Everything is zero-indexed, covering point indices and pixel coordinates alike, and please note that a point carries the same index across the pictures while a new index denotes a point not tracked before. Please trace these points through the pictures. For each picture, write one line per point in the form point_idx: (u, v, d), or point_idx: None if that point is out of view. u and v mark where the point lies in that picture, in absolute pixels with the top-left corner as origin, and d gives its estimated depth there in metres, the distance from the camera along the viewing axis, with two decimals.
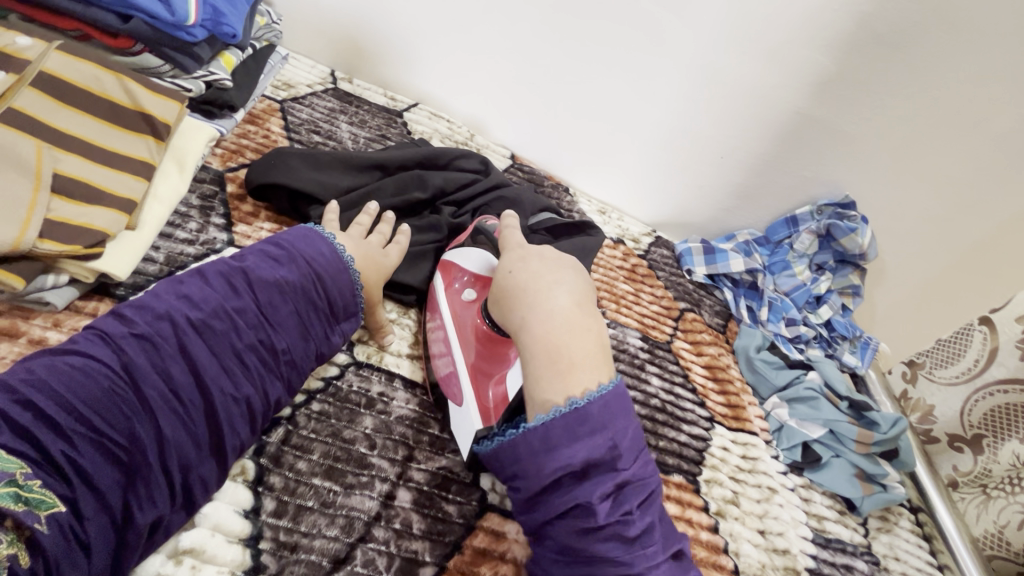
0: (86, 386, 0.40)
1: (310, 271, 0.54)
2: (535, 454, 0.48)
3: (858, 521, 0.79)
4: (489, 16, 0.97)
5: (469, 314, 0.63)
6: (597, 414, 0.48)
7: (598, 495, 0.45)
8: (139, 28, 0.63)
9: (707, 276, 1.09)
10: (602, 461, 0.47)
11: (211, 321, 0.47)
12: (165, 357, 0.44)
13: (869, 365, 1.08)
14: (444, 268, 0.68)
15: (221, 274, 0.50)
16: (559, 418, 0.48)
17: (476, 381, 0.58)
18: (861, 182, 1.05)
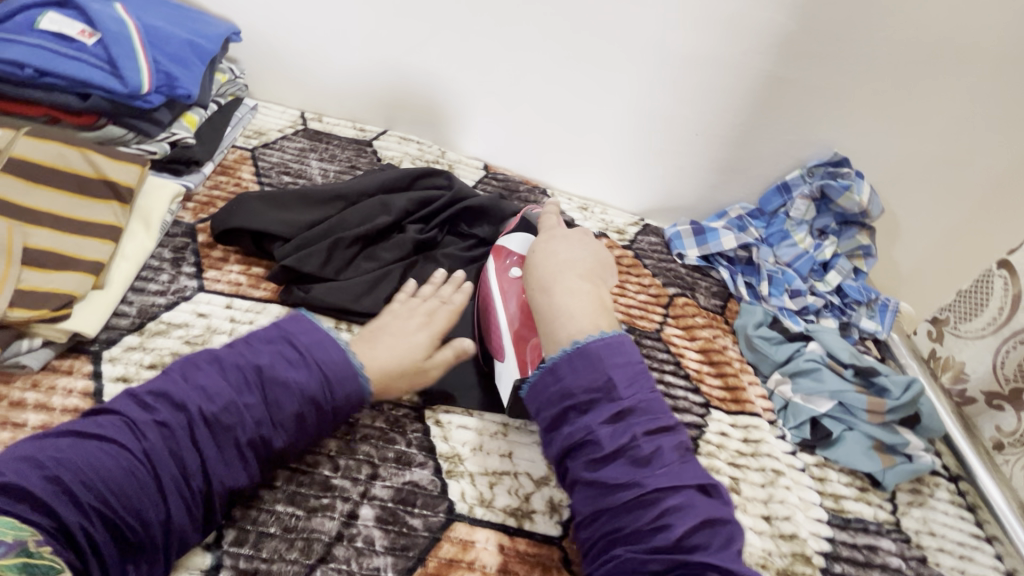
0: (99, 470, 0.43)
1: (322, 374, 0.53)
2: (552, 391, 0.56)
3: (884, 497, 0.73)
4: (439, 34, 0.99)
5: (515, 288, 0.71)
6: (596, 349, 0.56)
7: (599, 423, 0.52)
8: (99, 103, 0.69)
9: (700, 258, 1.05)
10: (602, 396, 0.54)
11: (223, 416, 0.48)
12: (178, 446, 0.46)
13: (890, 328, 1.01)
14: (494, 250, 0.76)
15: (237, 367, 0.51)
16: (564, 359, 0.56)
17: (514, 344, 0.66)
18: (850, 137, 1.00)
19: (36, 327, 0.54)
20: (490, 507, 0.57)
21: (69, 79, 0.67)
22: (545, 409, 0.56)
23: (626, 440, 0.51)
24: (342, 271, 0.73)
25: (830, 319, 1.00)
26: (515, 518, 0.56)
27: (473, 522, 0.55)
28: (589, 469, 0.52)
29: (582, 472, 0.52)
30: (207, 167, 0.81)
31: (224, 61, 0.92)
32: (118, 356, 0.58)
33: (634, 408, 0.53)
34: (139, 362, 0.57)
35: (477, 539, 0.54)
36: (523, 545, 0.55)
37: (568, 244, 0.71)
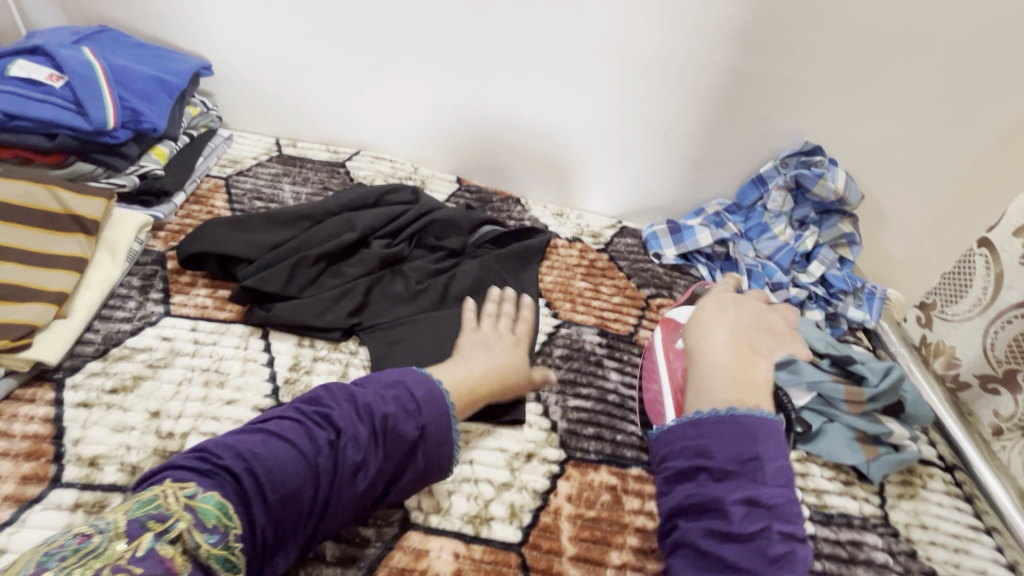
0: (285, 473, 0.46)
1: (448, 432, 0.55)
2: (696, 445, 0.53)
3: (871, 491, 0.70)
4: (402, 54, 1.00)
5: (680, 360, 0.72)
6: (748, 425, 0.52)
7: (733, 499, 0.49)
8: (65, 142, 0.72)
9: (678, 256, 1.04)
10: (742, 475, 0.50)
11: (365, 463, 0.50)
12: (330, 480, 0.49)
13: (879, 316, 0.99)
14: (663, 324, 0.79)
15: (379, 416, 0.52)
16: (712, 420, 0.54)
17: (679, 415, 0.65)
18: (821, 125, 0.98)
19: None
20: (447, 516, 0.56)
21: (38, 121, 0.71)
22: (675, 460, 0.54)
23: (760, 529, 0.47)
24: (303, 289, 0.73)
25: (815, 311, 0.98)
26: (473, 525, 0.56)
27: (427, 531, 0.55)
28: (708, 539, 0.48)
29: (697, 538, 0.48)
30: (178, 198, 0.83)
31: (196, 94, 0.95)
32: (81, 382, 0.59)
33: (775, 498, 0.49)
34: (101, 388, 0.59)
35: (431, 548, 0.54)
36: (479, 552, 0.54)
37: (725, 304, 0.74)
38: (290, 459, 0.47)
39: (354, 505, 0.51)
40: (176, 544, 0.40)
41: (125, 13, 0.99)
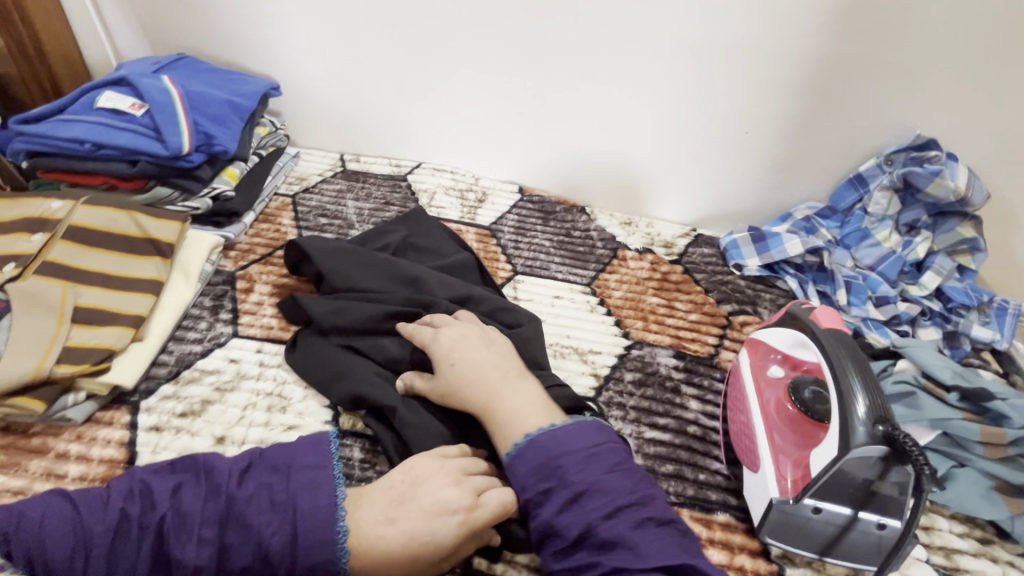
0: (55, 541, 0.42)
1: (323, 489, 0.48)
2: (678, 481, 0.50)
3: (1016, 553, 0.58)
4: (462, 64, 0.97)
5: (775, 391, 0.62)
6: (563, 434, 0.50)
7: (587, 508, 0.46)
8: (145, 168, 0.75)
9: (762, 267, 0.93)
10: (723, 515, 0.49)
11: (235, 524, 0.45)
12: (161, 549, 0.43)
13: (1013, 335, 0.85)
14: (748, 344, 0.68)
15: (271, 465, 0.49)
16: (537, 441, 0.50)
17: (787, 466, 0.55)
18: (935, 114, 0.86)
19: (80, 382, 0.58)
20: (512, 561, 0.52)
21: (121, 149, 0.74)
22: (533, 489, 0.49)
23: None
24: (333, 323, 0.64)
25: (930, 330, 0.85)
26: None
27: None
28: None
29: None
30: (248, 218, 0.85)
31: (265, 115, 0.98)
32: (154, 405, 0.60)
33: (622, 491, 0.47)
34: (172, 411, 0.60)
35: None
36: None
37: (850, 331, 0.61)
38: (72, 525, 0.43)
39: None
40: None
41: (201, 40, 1.03)
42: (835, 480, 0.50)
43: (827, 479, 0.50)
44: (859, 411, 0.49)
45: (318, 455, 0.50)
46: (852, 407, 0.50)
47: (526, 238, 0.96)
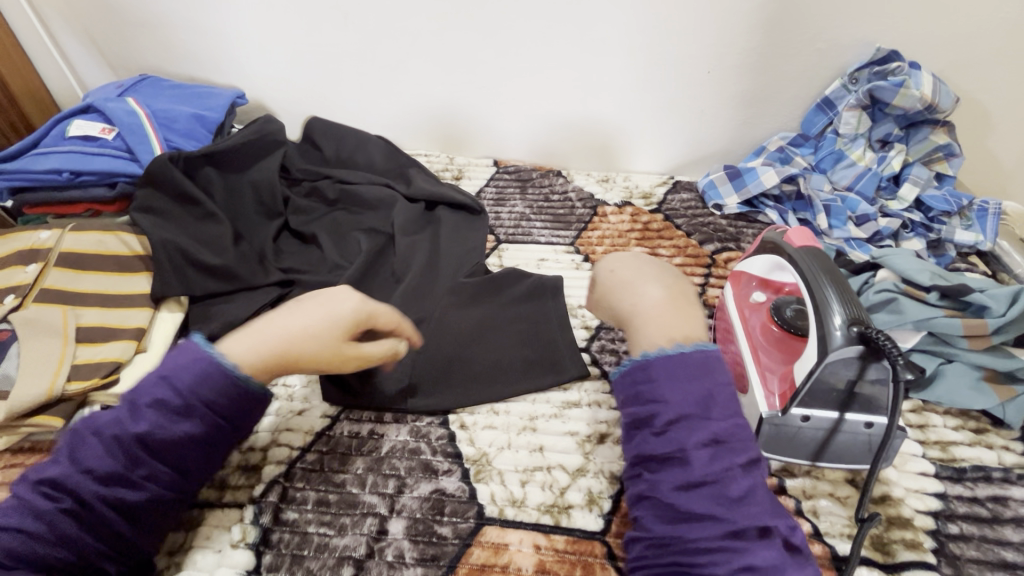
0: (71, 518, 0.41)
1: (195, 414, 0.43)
2: (637, 391, 0.44)
3: (1012, 438, 0.60)
4: (418, 49, 0.98)
5: (758, 316, 0.64)
6: (661, 373, 0.43)
7: (695, 443, 0.41)
8: (124, 188, 0.77)
9: (742, 204, 0.94)
10: (615, 392, 0.48)
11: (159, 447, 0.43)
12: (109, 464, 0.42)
13: (996, 234, 0.85)
14: (730, 277, 0.69)
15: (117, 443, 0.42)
16: (660, 361, 0.44)
17: (770, 380, 0.57)
18: (892, 25, 0.85)
19: (93, 396, 0.61)
20: (522, 507, 0.54)
21: (99, 173, 0.76)
22: (630, 407, 0.45)
23: (642, 434, 0.45)
24: (229, 198, 0.84)
25: (913, 241, 0.86)
26: (552, 515, 0.54)
27: (504, 524, 0.53)
28: (671, 493, 0.40)
29: (663, 493, 0.40)
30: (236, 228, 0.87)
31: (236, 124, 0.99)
32: None
33: (734, 434, 0.42)
34: None
35: (510, 541, 0.52)
36: (561, 543, 0.52)
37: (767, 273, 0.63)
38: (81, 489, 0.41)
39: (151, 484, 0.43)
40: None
41: (165, 60, 1.05)
42: (819, 386, 0.52)
43: (810, 387, 0.52)
44: (835, 318, 0.50)
45: (182, 364, 0.44)
46: (828, 316, 0.50)
47: (505, 207, 0.97)
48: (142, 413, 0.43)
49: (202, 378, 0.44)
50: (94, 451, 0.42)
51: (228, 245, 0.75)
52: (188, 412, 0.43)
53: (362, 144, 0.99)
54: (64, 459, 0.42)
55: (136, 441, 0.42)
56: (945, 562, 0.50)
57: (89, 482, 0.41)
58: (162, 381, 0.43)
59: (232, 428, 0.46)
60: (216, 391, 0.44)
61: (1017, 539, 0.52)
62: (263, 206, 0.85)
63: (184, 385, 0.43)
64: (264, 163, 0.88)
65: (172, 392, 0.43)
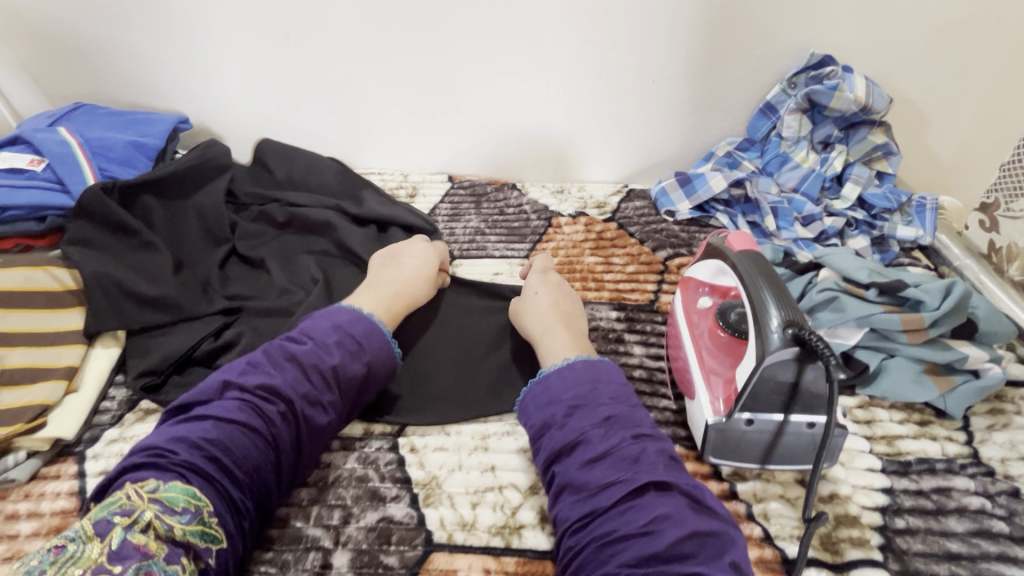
0: (244, 449, 0.47)
1: (361, 354, 0.57)
2: (542, 400, 0.54)
3: (954, 429, 0.61)
4: (365, 68, 0.97)
5: (705, 322, 0.64)
6: (556, 382, 0.54)
7: (588, 426, 0.50)
8: (56, 222, 0.74)
9: (693, 209, 0.96)
10: (591, 403, 0.52)
11: (334, 379, 0.54)
12: (278, 413, 0.51)
13: (935, 229, 0.87)
14: (679, 283, 0.70)
15: (297, 373, 0.53)
16: (556, 372, 0.55)
17: (716, 384, 0.58)
18: (824, 30, 0.88)
19: (19, 441, 0.58)
20: (472, 530, 0.53)
21: (26, 207, 0.73)
22: (534, 416, 0.54)
23: (615, 442, 0.48)
24: (171, 225, 0.82)
25: (858, 239, 0.88)
26: (502, 536, 0.53)
27: (453, 549, 0.52)
28: (580, 471, 0.48)
29: (572, 475, 0.48)
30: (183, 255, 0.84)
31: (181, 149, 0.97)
32: (100, 451, 0.60)
33: (623, 415, 0.51)
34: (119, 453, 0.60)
35: (459, 567, 0.50)
36: (511, 565, 0.51)
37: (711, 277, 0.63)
38: (244, 440, 0.48)
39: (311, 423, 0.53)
40: (147, 531, 0.41)
41: (107, 88, 1.03)
42: (760, 388, 0.52)
43: (753, 389, 0.52)
44: (772, 320, 0.50)
45: (349, 314, 0.59)
46: (765, 318, 0.51)
47: (460, 223, 0.97)
48: (331, 350, 0.55)
49: (371, 330, 0.59)
50: (290, 376, 0.52)
51: (167, 274, 0.72)
52: (360, 356, 0.57)
53: (314, 166, 0.98)
54: (268, 371, 0.52)
55: (327, 375, 0.54)
56: (892, 559, 0.51)
57: (287, 401, 0.51)
58: (338, 329, 0.57)
59: (376, 387, 0.60)
60: (379, 344, 0.59)
61: (961, 529, 0.53)
62: (209, 233, 0.83)
63: (359, 334, 0.58)
64: (209, 189, 0.86)
65: (349, 340, 0.57)
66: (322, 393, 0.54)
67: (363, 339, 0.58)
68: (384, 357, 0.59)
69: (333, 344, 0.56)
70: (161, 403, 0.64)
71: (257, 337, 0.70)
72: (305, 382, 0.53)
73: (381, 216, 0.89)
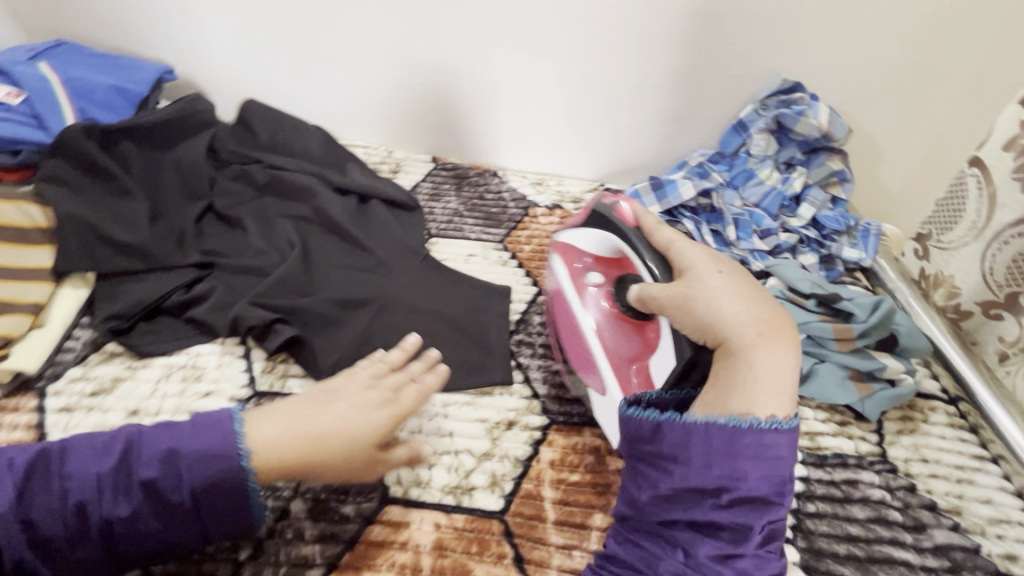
0: (66, 506, 0.45)
1: (187, 513, 0.47)
2: (709, 459, 0.47)
3: (869, 430, 0.68)
4: (360, 39, 0.99)
5: (596, 298, 0.65)
6: (747, 448, 0.47)
7: (755, 526, 0.45)
8: (28, 157, 0.72)
9: (663, 213, 1.01)
10: (759, 496, 0.46)
11: (137, 522, 0.46)
12: (71, 503, 0.45)
13: (876, 253, 0.95)
14: (562, 251, 0.68)
15: (82, 497, 0.45)
16: (749, 433, 0.47)
17: (623, 365, 0.61)
18: (797, 59, 0.94)
19: None
20: (427, 488, 0.56)
21: None
22: (688, 469, 0.47)
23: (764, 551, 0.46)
24: (149, 176, 0.82)
25: (808, 255, 0.95)
26: (454, 495, 0.56)
27: (408, 503, 0.55)
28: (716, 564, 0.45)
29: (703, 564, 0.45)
30: (163, 203, 0.82)
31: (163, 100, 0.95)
32: (62, 388, 0.60)
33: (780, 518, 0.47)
34: (81, 392, 0.60)
35: (412, 520, 0.54)
36: (461, 522, 0.54)
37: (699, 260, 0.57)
38: (62, 504, 0.45)
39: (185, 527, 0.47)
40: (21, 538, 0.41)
41: (86, 28, 1.00)
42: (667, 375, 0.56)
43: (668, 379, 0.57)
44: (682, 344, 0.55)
45: (218, 441, 0.48)
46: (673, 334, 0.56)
47: (440, 203, 1.00)
48: (130, 492, 0.46)
49: (212, 484, 0.46)
50: (54, 511, 0.45)
51: (143, 223, 0.73)
52: (176, 511, 0.46)
53: (301, 133, 0.99)
54: (92, 461, 0.47)
55: (107, 509, 0.45)
56: (800, 536, 0.57)
57: (19, 542, 0.44)
58: (174, 459, 0.47)
59: (200, 544, 0.49)
60: (221, 506, 0.47)
61: (863, 516, 0.60)
62: (187, 187, 0.84)
63: (194, 486, 0.46)
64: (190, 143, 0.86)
65: (171, 487, 0.46)
66: (80, 540, 0.45)
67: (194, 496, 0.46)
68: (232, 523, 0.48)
69: (183, 491, 0.46)
70: (128, 347, 0.65)
71: (230, 293, 0.72)
72: (87, 509, 0.45)
73: (362, 188, 0.91)
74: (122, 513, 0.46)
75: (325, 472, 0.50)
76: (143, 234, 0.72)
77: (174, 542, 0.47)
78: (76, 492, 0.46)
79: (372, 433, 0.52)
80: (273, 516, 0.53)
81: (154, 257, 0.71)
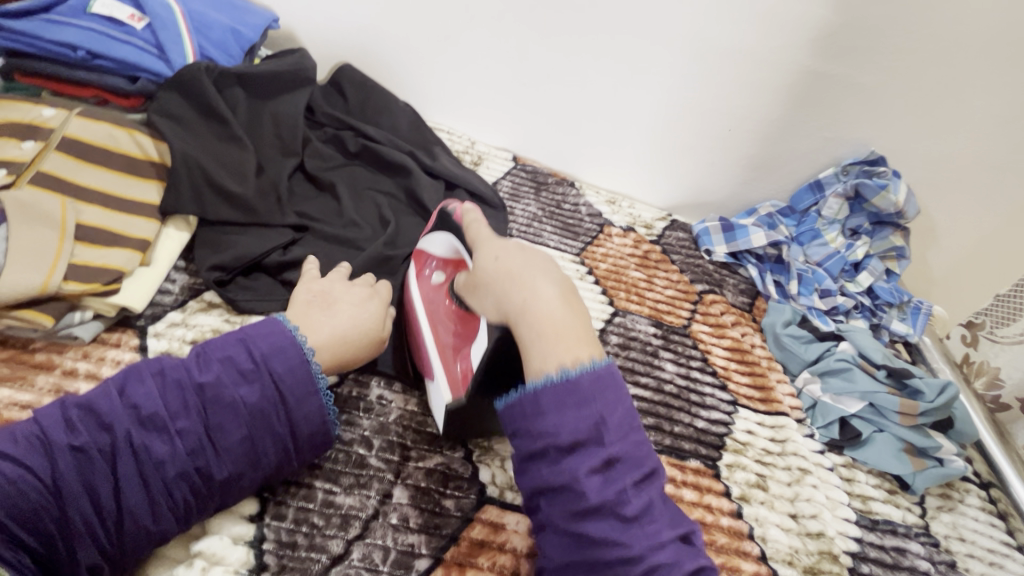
0: (149, 403, 0.46)
1: (270, 388, 0.50)
2: (527, 423, 0.46)
3: (913, 501, 0.72)
4: (474, 26, 0.98)
5: (439, 296, 0.64)
6: (586, 386, 0.45)
7: (585, 472, 0.43)
8: (145, 86, 0.71)
9: (728, 255, 1.04)
10: (582, 438, 0.44)
11: (217, 406, 0.48)
12: (155, 399, 0.47)
13: (923, 331, 0.99)
14: (415, 254, 0.69)
15: (167, 389, 0.47)
16: (547, 387, 0.45)
17: (446, 357, 0.59)
18: (887, 135, 0.97)
19: (88, 301, 0.57)
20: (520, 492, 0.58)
21: (119, 62, 0.70)
22: (521, 438, 0.46)
23: (612, 495, 0.43)
24: (249, 125, 0.78)
25: (859, 320, 0.99)
26: None
27: (503, 506, 0.57)
28: (571, 520, 0.44)
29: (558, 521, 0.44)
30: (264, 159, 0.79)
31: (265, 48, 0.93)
32: (163, 331, 0.60)
33: (628, 454, 0.45)
34: (183, 339, 0.60)
35: (508, 523, 0.56)
36: None
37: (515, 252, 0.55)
38: (147, 401, 0.46)
39: (250, 423, 0.49)
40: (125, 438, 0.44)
41: None
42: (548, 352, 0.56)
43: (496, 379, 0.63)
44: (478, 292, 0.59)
45: (268, 324, 0.53)
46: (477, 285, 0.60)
47: (519, 205, 1.00)
48: (210, 366, 0.49)
49: (278, 350, 0.51)
50: (147, 395, 0.47)
51: (251, 176, 0.71)
52: (254, 378, 0.49)
53: (393, 106, 0.95)
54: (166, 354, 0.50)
55: (196, 391, 0.48)
56: None
57: (121, 427, 0.45)
58: (242, 341, 0.51)
59: (286, 423, 0.50)
60: (291, 369, 0.51)
61: None
62: (282, 142, 0.79)
63: (262, 353, 0.51)
64: (291, 98, 0.82)
65: (245, 357, 0.50)
66: (176, 420, 0.47)
67: (267, 361, 0.50)
68: (306, 401, 0.51)
69: (246, 364, 0.50)
70: (227, 300, 0.64)
71: (328, 264, 0.71)
72: (175, 396, 0.47)
73: (450, 176, 0.90)
74: (210, 394, 0.48)
75: (360, 347, 0.59)
76: (250, 189, 0.70)
77: (261, 414, 0.49)
78: (153, 387, 0.47)
79: (373, 319, 0.61)
80: (377, 501, 0.54)
81: (255, 214, 0.70)
